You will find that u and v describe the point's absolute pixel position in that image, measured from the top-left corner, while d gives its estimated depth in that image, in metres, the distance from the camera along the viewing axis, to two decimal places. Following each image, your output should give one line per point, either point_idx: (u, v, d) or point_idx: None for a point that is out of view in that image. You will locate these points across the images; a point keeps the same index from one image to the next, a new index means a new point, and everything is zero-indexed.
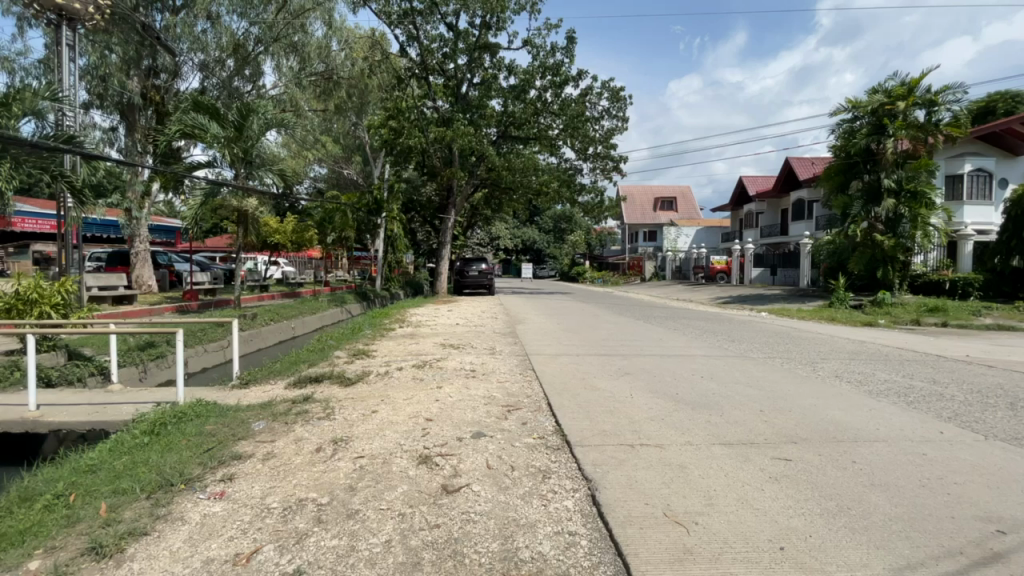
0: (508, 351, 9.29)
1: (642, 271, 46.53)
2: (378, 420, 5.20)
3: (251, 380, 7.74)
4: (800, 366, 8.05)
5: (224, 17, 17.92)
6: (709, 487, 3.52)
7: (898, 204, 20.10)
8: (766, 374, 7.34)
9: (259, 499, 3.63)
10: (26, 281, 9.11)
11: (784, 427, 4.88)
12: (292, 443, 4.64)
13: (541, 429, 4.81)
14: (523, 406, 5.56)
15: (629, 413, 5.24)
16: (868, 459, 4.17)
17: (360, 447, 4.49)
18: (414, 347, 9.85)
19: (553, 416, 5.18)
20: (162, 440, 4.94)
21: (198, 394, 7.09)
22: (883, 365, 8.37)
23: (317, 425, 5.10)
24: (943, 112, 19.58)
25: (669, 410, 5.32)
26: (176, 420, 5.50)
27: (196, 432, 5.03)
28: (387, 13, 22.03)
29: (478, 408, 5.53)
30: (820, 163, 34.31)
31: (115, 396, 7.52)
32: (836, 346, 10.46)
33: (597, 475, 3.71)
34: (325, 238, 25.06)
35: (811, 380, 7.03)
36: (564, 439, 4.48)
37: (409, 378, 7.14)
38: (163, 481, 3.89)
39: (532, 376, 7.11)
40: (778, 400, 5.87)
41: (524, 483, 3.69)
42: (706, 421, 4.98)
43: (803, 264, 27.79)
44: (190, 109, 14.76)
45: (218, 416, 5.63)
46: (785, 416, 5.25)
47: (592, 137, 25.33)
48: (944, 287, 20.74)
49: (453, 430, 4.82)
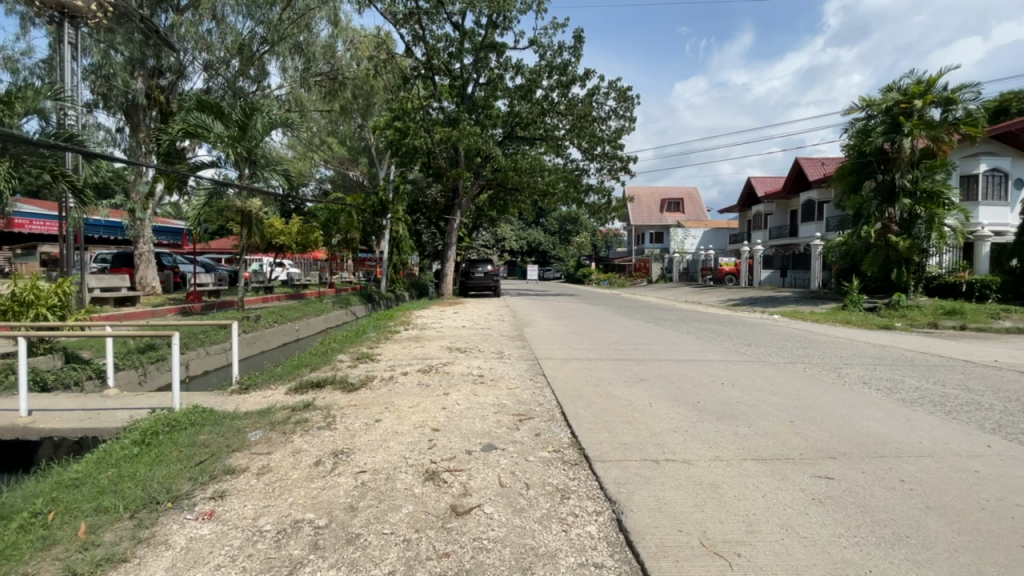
0: (516, 355, 8.96)
1: (648, 272, 46.22)
2: (383, 429, 4.90)
3: (250, 385, 7.44)
4: (824, 372, 7.66)
5: (229, 17, 17.77)
6: (748, 510, 3.19)
7: (914, 204, 19.66)
8: (789, 381, 6.99)
9: (250, 521, 3.31)
10: (23, 282, 8.86)
11: (818, 439, 4.54)
12: (290, 455, 4.33)
13: (556, 441, 4.48)
14: (535, 415, 5.23)
15: (649, 423, 4.89)
16: (917, 477, 3.83)
17: (362, 460, 4.18)
18: (419, 351, 9.52)
19: (569, 426, 4.84)
20: (153, 451, 4.63)
21: (195, 399, 6.80)
22: (910, 370, 7.99)
23: (317, 435, 4.78)
24: (960, 109, 19.15)
25: (692, 421, 4.97)
26: (170, 429, 5.21)
27: (189, 443, 4.73)
28: (393, 12, 21.79)
29: (489, 417, 5.20)
30: (830, 163, 33.88)
31: (110, 401, 7.22)
32: (857, 350, 10.06)
33: (622, 496, 3.36)
34: (330, 239, 24.88)
35: (837, 387, 6.68)
36: (582, 453, 4.14)
37: (414, 384, 6.82)
38: (149, 498, 3.60)
39: (543, 382, 6.77)
40: (809, 410, 5.53)
41: (541, 504, 3.35)
42: (733, 433, 4.64)
43: (814, 265, 27.32)
44: (194, 108, 14.50)
45: (214, 424, 5.34)
46: (817, 427, 4.91)
47: (599, 137, 24.97)
48: (961, 289, 20.26)
49: (461, 442, 4.50)
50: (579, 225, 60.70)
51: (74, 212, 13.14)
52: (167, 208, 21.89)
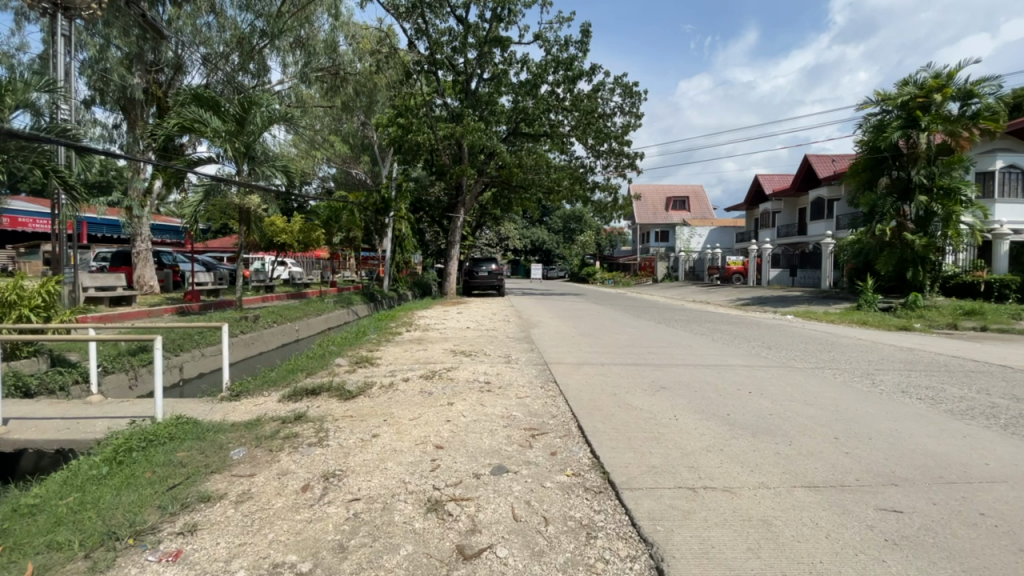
0: (525, 359, 8.45)
1: (654, 271, 45.64)
2: (380, 446, 4.39)
3: (241, 391, 6.95)
4: (857, 380, 7.10)
5: (228, 10, 17.17)
6: (812, 556, 2.70)
7: (930, 201, 19.13)
8: (820, 389, 6.46)
9: (221, 564, 2.81)
10: (6, 282, 8.41)
11: (872, 462, 4.04)
12: (275, 478, 3.84)
13: (575, 462, 3.96)
14: (549, 430, 4.71)
15: (678, 440, 4.38)
16: (998, 508, 3.32)
17: (356, 485, 3.67)
18: (422, 354, 9.01)
19: (588, 444, 4.32)
20: (123, 472, 4.14)
21: (180, 408, 6.31)
22: (949, 377, 7.42)
23: (306, 454, 4.27)
24: (980, 103, 18.48)
25: (726, 438, 4.46)
26: (146, 445, 4.70)
27: (165, 461, 4.24)
28: (395, 5, 21.06)
29: (497, 432, 4.68)
30: (841, 160, 33.21)
31: (93, 408, 6.74)
32: (886, 355, 9.45)
33: (660, 538, 2.85)
34: (332, 237, 24.49)
35: (875, 397, 6.14)
36: (606, 478, 3.62)
37: (415, 392, 6.30)
38: (108, 533, 3.12)
39: (555, 390, 6.25)
40: (852, 424, 5.00)
41: (564, 545, 2.85)
42: (776, 453, 4.11)
43: (825, 264, 26.66)
44: (190, 100, 13.93)
45: (195, 438, 4.85)
46: (868, 446, 4.39)
47: (607, 133, 24.36)
48: (979, 289, 19.67)
49: (468, 463, 3.98)
50: (584, 224, 60.46)
51: (64, 209, 12.68)
52: (167, 207, 21.53)
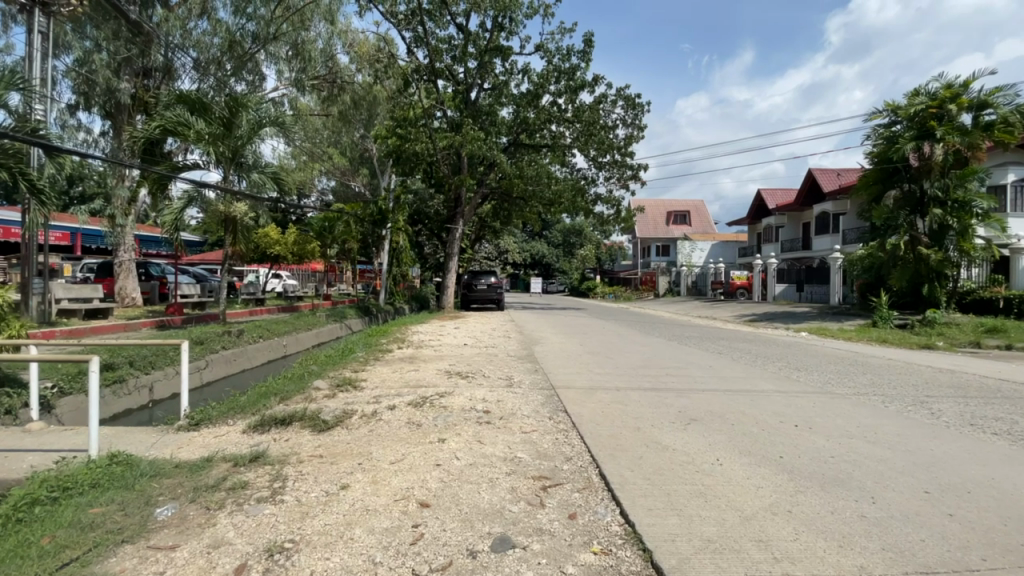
0: (528, 382, 7.50)
1: (655, 287, 44.71)
2: (348, 503, 3.43)
3: (201, 420, 5.98)
4: (910, 409, 6.15)
5: (221, 13, 16.42)
6: None
7: (945, 214, 18.31)
8: (876, 421, 5.49)
9: None
10: None
11: (990, 528, 3.10)
12: (204, 553, 2.88)
13: (603, 532, 3.00)
14: (564, 481, 3.74)
15: (731, 497, 3.43)
16: None
17: (309, 565, 2.73)
18: (413, 376, 8.05)
19: (616, 502, 3.36)
20: (12, 539, 3.18)
21: (125, 442, 5.33)
22: (1012, 405, 6.49)
23: (253, 515, 3.30)
24: (995, 114, 17.81)
25: (790, 492, 3.52)
26: (57, 498, 3.74)
27: (72, 521, 3.30)
28: (394, 13, 20.58)
29: (498, 483, 3.71)
30: (846, 174, 32.58)
31: (27, 439, 5.76)
32: (927, 377, 8.52)
33: None
34: (326, 250, 23.59)
35: (944, 432, 5.18)
36: (649, 561, 2.67)
37: (401, 424, 5.33)
38: None
39: (565, 422, 5.31)
40: (935, 471, 4.05)
41: None
42: (862, 517, 3.17)
43: (833, 279, 25.84)
44: (175, 102, 13.20)
45: (123, 486, 3.89)
46: (973, 504, 3.45)
47: (608, 144, 23.65)
48: (998, 305, 18.70)
49: (461, 530, 3.03)
50: (584, 238, 59.77)
51: (33, 215, 11.77)
52: None
